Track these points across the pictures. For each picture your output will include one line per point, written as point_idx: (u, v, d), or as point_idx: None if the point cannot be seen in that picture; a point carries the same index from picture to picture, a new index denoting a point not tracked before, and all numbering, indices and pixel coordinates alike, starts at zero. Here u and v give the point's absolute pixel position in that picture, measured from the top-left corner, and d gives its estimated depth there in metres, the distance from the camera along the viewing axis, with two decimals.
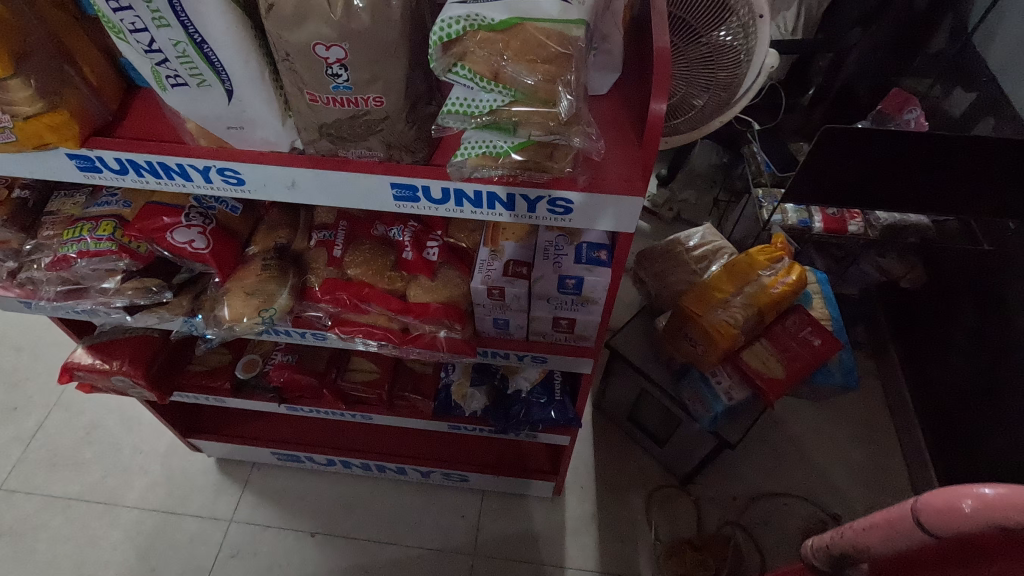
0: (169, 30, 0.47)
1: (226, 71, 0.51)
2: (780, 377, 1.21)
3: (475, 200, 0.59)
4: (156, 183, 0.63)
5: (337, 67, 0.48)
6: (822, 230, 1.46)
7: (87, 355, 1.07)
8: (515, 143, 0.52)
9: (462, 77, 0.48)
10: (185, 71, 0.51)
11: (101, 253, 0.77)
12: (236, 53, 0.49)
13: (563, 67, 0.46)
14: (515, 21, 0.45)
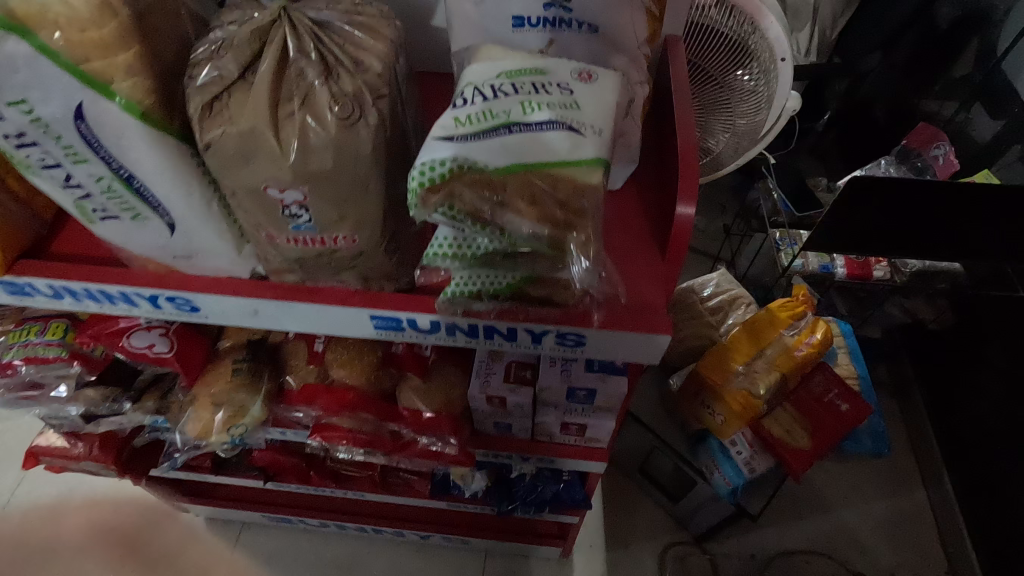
0: (88, 165, 0.38)
1: (164, 206, 0.42)
2: (806, 448, 1.12)
3: (472, 332, 0.50)
4: (98, 307, 0.53)
5: (296, 209, 0.39)
6: (845, 277, 1.37)
7: (52, 440, 0.99)
8: (517, 277, 0.45)
9: (450, 221, 0.38)
10: (114, 206, 0.42)
11: (48, 358, 0.68)
12: (174, 188, 0.40)
13: (579, 216, 0.37)
14: (517, 166, 0.36)
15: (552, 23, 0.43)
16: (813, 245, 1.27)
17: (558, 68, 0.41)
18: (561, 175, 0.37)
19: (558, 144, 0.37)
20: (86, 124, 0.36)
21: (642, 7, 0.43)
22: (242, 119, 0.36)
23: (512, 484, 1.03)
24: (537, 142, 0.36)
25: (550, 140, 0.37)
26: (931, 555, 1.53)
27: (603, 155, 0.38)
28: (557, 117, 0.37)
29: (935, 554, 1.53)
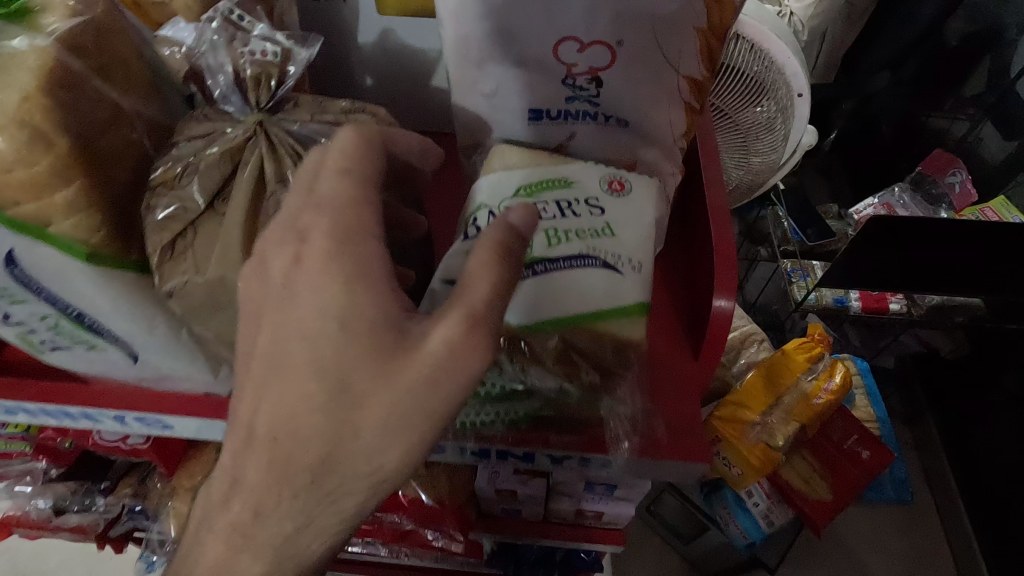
0: (29, 305, 0.36)
1: (118, 338, 0.39)
2: (826, 499, 1.07)
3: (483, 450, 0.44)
4: (54, 422, 0.46)
5: None
6: (860, 310, 1.32)
7: None
8: (531, 411, 0.42)
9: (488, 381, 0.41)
10: (64, 339, 0.39)
11: (10, 452, 0.61)
12: (128, 322, 0.38)
13: (616, 365, 0.38)
14: (555, 323, 0.36)
15: (571, 116, 0.41)
16: (829, 281, 1.22)
17: (585, 179, 0.40)
18: (607, 335, 0.37)
19: (595, 292, 0.37)
20: (21, 268, 0.35)
21: (680, 100, 0.40)
22: (209, 269, 0.36)
23: (519, 549, 0.96)
24: (570, 281, 0.37)
25: (586, 284, 0.37)
26: None
27: (642, 294, 0.37)
28: (591, 256, 0.37)
29: None
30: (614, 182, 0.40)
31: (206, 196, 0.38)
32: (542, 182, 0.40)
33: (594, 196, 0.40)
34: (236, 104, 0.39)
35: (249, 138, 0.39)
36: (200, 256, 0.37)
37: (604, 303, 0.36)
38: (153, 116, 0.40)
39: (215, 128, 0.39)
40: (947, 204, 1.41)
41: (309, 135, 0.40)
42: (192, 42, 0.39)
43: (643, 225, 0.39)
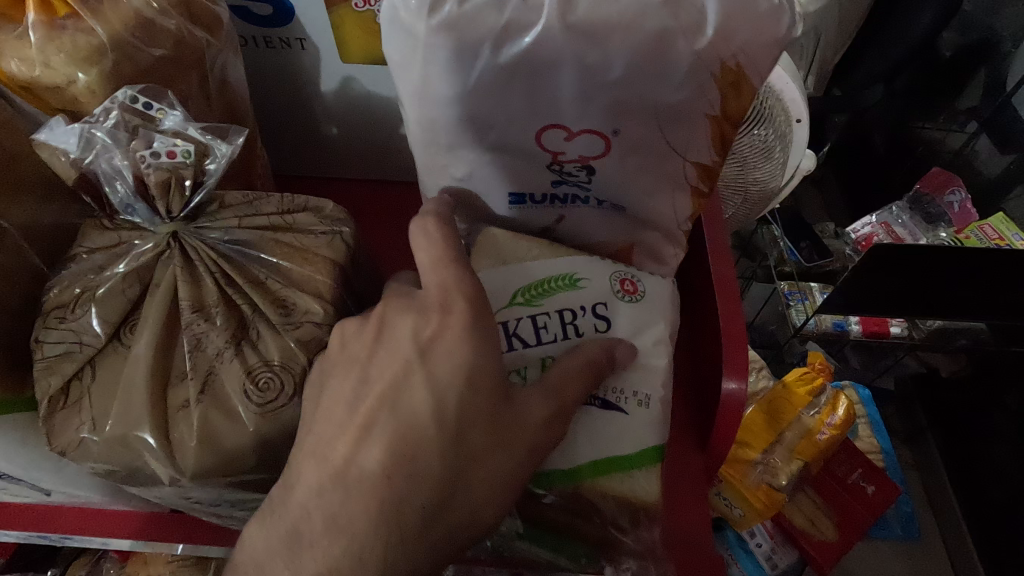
0: None
1: (20, 476, 0.36)
2: (832, 540, 1.02)
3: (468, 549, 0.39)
4: None
5: (210, 496, 0.36)
6: (861, 334, 1.28)
7: None
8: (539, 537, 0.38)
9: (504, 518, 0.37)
10: None
11: None
12: (28, 462, 0.35)
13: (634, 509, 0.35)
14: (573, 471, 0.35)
15: (559, 199, 0.38)
16: (828, 308, 1.17)
17: (595, 278, 0.38)
18: (606, 491, 0.35)
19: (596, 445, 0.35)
20: None
21: (685, 185, 0.36)
22: (107, 427, 0.33)
23: None
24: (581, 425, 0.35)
25: (589, 433, 0.35)
26: None
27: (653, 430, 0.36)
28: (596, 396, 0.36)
29: None
30: (626, 284, 0.38)
31: (110, 327, 0.35)
32: (552, 282, 0.38)
33: (602, 305, 0.38)
34: (142, 215, 0.36)
35: (161, 253, 0.36)
36: (101, 406, 0.34)
37: (609, 454, 0.35)
38: (44, 222, 0.37)
39: (121, 239, 0.36)
40: (945, 223, 1.37)
41: (232, 246, 0.37)
42: (76, 148, 0.34)
43: (655, 340, 0.38)
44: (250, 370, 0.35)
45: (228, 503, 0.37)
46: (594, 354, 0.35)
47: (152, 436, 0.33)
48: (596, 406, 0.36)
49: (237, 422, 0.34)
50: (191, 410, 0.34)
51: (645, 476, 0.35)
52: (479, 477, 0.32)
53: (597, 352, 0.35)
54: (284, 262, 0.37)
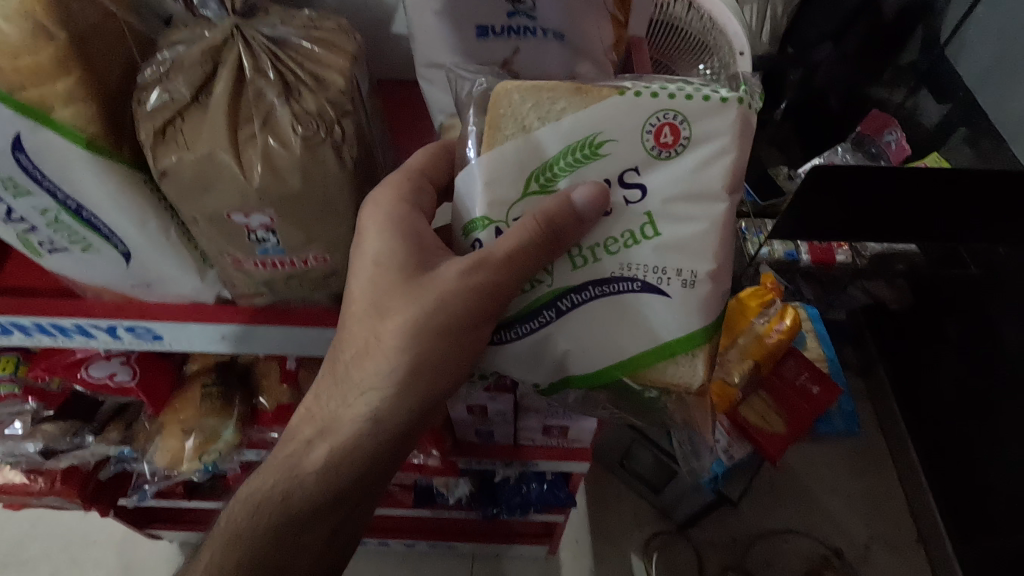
0: (32, 198, 0.44)
1: (118, 235, 0.47)
2: (780, 432, 1.15)
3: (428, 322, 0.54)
4: (50, 341, 0.52)
5: (263, 232, 0.48)
6: (810, 263, 1.41)
7: (11, 475, 0.95)
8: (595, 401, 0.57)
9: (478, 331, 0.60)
10: (64, 238, 0.47)
11: (2, 395, 0.65)
12: (128, 219, 0.46)
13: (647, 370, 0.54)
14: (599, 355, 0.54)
15: (514, 31, 0.53)
16: (780, 232, 1.30)
17: (620, 149, 0.50)
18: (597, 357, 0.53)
19: (634, 321, 0.53)
20: (24, 154, 0.42)
21: (606, 13, 0.53)
22: (197, 146, 0.44)
23: (497, 488, 1.03)
24: (600, 316, 0.53)
25: (595, 315, 0.53)
26: (903, 526, 1.59)
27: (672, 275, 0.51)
28: (639, 275, 0.52)
29: (906, 524, 1.60)
30: (660, 143, 0.49)
31: (192, 89, 0.45)
32: (573, 156, 0.50)
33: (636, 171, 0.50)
34: (212, 8, 0.48)
35: (227, 39, 0.47)
36: (190, 137, 0.44)
37: (608, 330, 0.53)
38: (137, 31, 0.49)
39: (196, 32, 0.47)
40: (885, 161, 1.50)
41: (282, 38, 0.49)
42: None
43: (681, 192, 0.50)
44: (297, 113, 0.45)
45: (272, 246, 0.49)
46: (555, 209, 0.49)
47: (229, 154, 0.44)
48: (636, 286, 0.52)
49: (289, 147, 0.44)
50: (257, 137, 0.45)
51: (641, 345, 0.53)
52: (392, 326, 0.52)
53: (572, 221, 0.49)
54: (318, 48, 0.48)
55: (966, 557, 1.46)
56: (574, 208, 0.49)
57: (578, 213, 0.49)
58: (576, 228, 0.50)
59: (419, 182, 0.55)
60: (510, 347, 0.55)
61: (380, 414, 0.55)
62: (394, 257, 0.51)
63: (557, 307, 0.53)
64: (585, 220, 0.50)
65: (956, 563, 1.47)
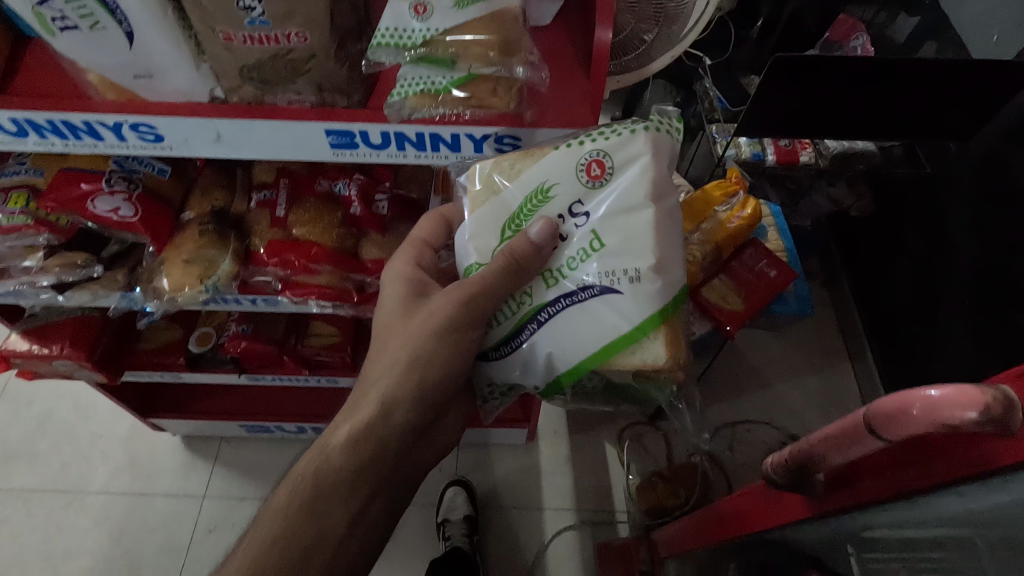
0: None
1: (122, 11, 0.45)
2: (738, 309, 1.25)
3: (381, 143, 0.56)
4: (63, 145, 0.57)
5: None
6: (774, 163, 1.48)
7: (23, 342, 1.03)
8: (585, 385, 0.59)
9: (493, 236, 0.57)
10: (73, 13, 0.44)
11: (15, 227, 0.72)
12: None
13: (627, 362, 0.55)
14: (580, 361, 0.55)
15: None
16: (747, 131, 1.37)
17: (562, 186, 0.56)
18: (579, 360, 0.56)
19: (597, 321, 0.55)
20: None
21: None
22: None
23: None
24: (570, 320, 0.56)
25: (570, 327, 0.56)
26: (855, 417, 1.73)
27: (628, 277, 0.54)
28: (593, 280, 0.55)
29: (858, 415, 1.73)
30: (590, 174, 0.55)
31: None
32: (529, 202, 0.57)
33: (579, 205, 0.56)
34: None
35: None
36: None
37: (584, 340, 0.55)
38: None
39: None
40: None
41: None
42: None
43: (619, 208, 0.54)
44: None
45: (262, 23, 0.45)
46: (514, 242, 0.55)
47: None
48: (593, 289, 0.55)
49: None
50: None
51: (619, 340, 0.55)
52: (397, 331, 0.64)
53: (526, 249, 0.55)
54: None
55: None
56: (530, 241, 0.55)
57: (532, 243, 0.55)
58: (535, 259, 0.56)
59: (421, 248, 0.71)
60: (504, 362, 0.60)
61: (391, 398, 0.62)
62: (407, 289, 0.67)
63: (537, 319, 0.57)
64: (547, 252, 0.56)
65: None
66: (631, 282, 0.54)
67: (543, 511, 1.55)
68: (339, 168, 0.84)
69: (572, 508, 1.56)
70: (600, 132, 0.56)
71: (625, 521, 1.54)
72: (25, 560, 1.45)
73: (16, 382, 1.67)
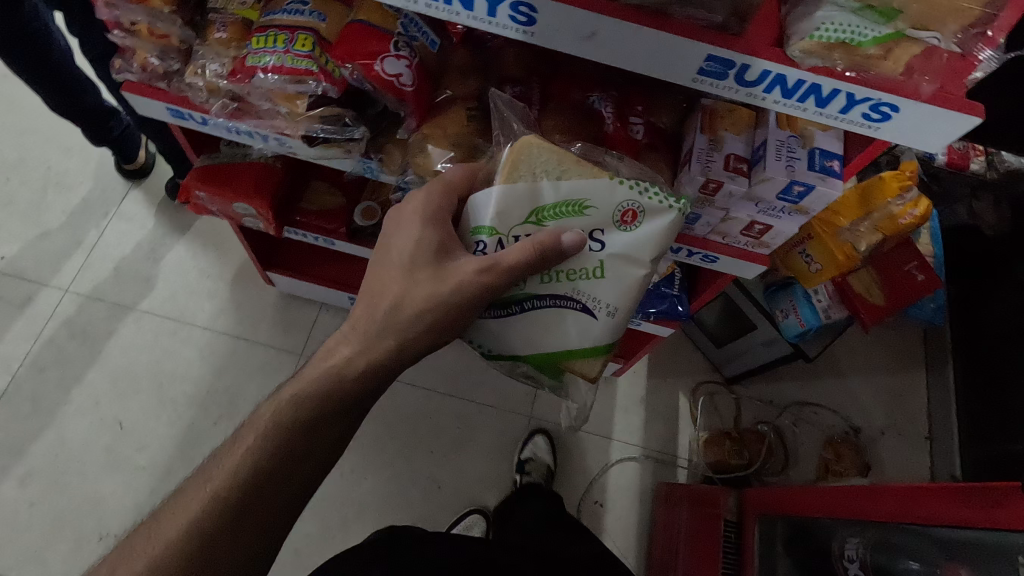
0: None
1: None
2: (879, 304, 1.27)
3: (754, 81, 0.54)
4: (426, 6, 0.55)
5: None
6: (943, 164, 1.44)
7: (206, 176, 1.04)
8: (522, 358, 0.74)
9: (551, 213, 0.67)
10: None
11: (296, 70, 0.71)
12: None
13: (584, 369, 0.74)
14: (539, 351, 0.72)
15: None
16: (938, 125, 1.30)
17: (595, 205, 0.67)
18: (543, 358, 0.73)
19: (571, 332, 0.71)
20: None
21: None
22: None
23: None
24: (551, 323, 0.71)
25: (550, 330, 0.71)
26: (917, 423, 1.78)
27: (607, 312, 0.70)
28: (582, 298, 0.70)
29: (920, 422, 1.78)
30: (626, 215, 0.68)
31: None
32: (562, 204, 0.67)
33: (600, 224, 0.68)
34: None
35: None
36: None
37: (568, 347, 0.72)
38: None
39: None
40: None
41: None
42: None
43: (629, 260, 0.69)
44: None
45: None
46: (548, 242, 0.64)
47: None
48: (573, 306, 0.70)
49: None
50: None
51: (592, 356, 0.73)
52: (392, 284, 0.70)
53: (553, 247, 0.65)
54: None
55: (968, 452, 1.63)
56: (560, 243, 0.65)
57: (563, 249, 0.65)
58: (556, 254, 0.65)
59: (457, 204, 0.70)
60: (490, 322, 0.73)
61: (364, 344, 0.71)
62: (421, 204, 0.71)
63: (521, 304, 0.71)
64: (560, 255, 0.65)
65: (957, 457, 1.64)
66: (610, 311, 0.70)
67: (610, 442, 1.64)
68: (593, 80, 0.82)
69: (637, 444, 1.65)
70: (646, 190, 0.68)
71: (684, 466, 1.64)
72: (134, 373, 1.53)
73: (132, 203, 1.69)
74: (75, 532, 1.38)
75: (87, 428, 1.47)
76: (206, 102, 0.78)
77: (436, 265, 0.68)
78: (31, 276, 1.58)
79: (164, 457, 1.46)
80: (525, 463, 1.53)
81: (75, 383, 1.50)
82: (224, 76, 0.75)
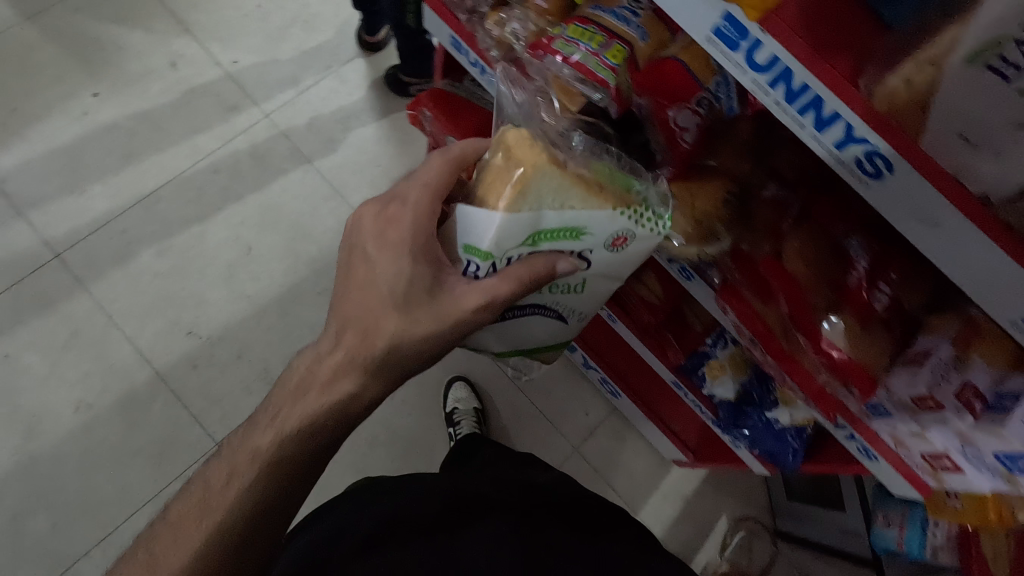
0: None
1: None
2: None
3: None
4: (774, 103, 0.51)
5: None
6: None
7: (439, 102, 1.05)
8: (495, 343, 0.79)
9: (545, 240, 0.61)
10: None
11: (593, 74, 0.68)
12: None
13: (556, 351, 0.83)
14: (513, 341, 0.77)
15: None
16: None
17: (591, 234, 0.61)
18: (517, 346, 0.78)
19: (546, 329, 0.75)
20: None
21: None
22: None
23: (746, 414, 1.09)
24: (526, 321, 0.73)
25: (528, 330, 0.75)
26: None
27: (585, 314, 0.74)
28: (563, 309, 0.72)
29: None
30: (618, 241, 0.62)
31: None
32: (560, 230, 0.60)
33: (590, 249, 0.63)
34: None
35: None
36: None
37: (544, 341, 0.77)
38: None
39: None
40: None
41: None
42: None
43: (612, 277, 0.68)
44: None
45: None
46: (542, 271, 0.62)
47: None
48: (548, 313, 0.72)
49: None
50: None
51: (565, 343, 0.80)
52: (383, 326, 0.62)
53: (546, 271, 0.62)
54: None
55: None
56: (554, 272, 0.63)
57: (556, 275, 0.63)
58: (546, 277, 0.62)
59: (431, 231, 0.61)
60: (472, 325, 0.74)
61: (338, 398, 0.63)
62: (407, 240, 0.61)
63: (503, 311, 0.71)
64: (552, 282, 0.64)
65: None
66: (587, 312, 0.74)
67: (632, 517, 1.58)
68: (862, 222, 0.73)
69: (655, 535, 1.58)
70: (644, 217, 0.62)
71: None
72: (278, 213, 1.64)
73: (353, 69, 1.78)
74: (174, 315, 1.53)
75: (224, 239, 1.60)
76: (490, 51, 0.80)
77: (430, 302, 0.61)
78: (247, 89, 1.72)
79: (266, 297, 1.57)
80: (455, 414, 1.52)
81: (234, 197, 1.64)
82: (523, 40, 0.76)
